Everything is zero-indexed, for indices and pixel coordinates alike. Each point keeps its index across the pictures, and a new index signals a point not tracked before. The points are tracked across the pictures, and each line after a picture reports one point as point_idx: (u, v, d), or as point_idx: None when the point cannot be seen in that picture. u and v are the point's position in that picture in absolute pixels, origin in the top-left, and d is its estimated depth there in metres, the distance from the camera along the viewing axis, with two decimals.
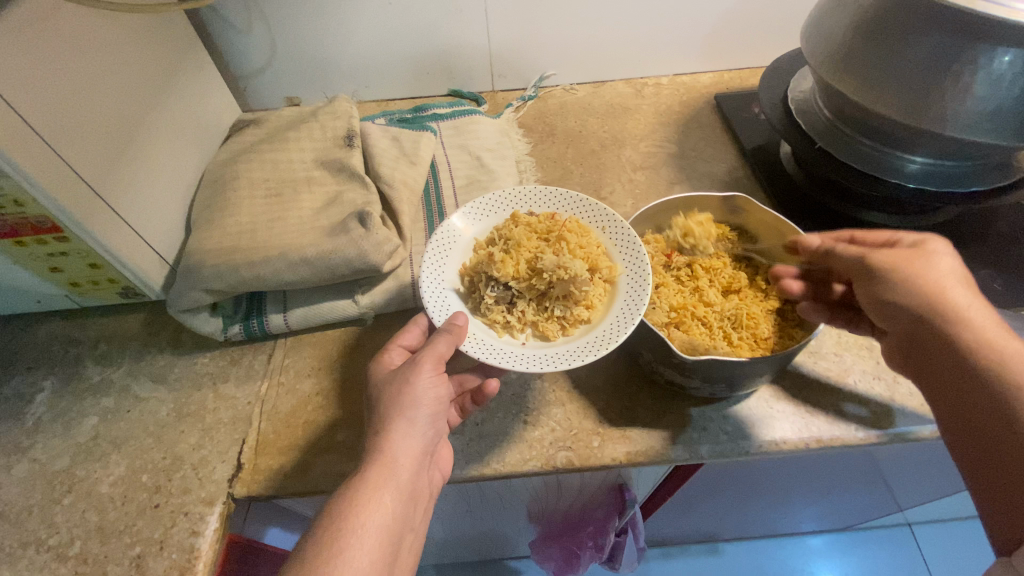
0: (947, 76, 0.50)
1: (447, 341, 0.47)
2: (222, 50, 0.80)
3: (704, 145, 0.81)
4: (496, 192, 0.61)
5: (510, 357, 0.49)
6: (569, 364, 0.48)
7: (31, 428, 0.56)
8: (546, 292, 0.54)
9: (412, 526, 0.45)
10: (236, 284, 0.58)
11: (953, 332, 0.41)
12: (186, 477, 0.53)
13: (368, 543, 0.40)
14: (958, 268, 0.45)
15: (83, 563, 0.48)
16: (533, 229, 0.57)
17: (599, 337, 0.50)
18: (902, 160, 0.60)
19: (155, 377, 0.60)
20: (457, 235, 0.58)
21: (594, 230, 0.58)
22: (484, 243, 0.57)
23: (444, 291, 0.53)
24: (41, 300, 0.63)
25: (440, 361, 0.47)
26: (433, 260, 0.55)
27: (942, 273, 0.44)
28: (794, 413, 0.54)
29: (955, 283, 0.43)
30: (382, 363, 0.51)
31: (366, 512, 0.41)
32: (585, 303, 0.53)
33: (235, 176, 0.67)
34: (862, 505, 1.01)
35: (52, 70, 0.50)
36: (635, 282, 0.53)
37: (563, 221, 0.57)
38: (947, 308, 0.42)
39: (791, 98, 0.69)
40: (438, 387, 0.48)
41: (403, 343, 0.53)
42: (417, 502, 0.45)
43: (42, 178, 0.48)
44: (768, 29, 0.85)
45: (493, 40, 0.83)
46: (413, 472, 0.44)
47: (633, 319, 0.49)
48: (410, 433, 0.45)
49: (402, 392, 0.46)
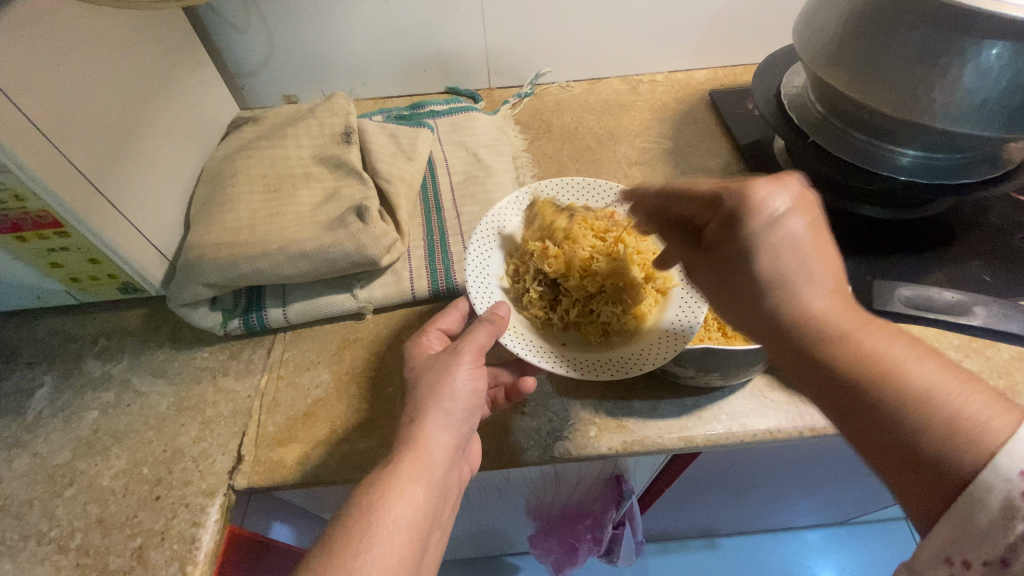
0: (934, 69, 0.50)
1: (488, 332, 0.48)
2: (220, 48, 0.80)
3: (698, 140, 0.82)
4: (553, 180, 0.62)
5: (547, 356, 0.50)
6: (606, 376, 0.48)
7: (31, 423, 0.57)
8: (594, 296, 0.56)
9: (440, 521, 0.45)
10: (234, 278, 0.58)
11: (807, 333, 0.37)
12: (186, 469, 0.53)
13: (398, 536, 0.41)
14: (786, 241, 0.37)
15: (85, 554, 0.49)
16: (590, 225, 0.60)
17: (646, 349, 0.50)
18: (894, 153, 0.61)
19: (155, 371, 0.60)
20: (507, 221, 0.59)
21: (651, 235, 0.59)
22: (536, 231, 0.59)
23: (488, 276, 0.55)
24: (41, 296, 0.63)
25: (481, 352, 0.49)
26: (479, 243, 0.57)
27: (773, 261, 0.37)
28: (788, 402, 0.55)
29: (790, 264, 0.37)
30: (421, 345, 0.52)
31: (399, 504, 0.42)
32: (634, 313, 0.54)
33: (233, 172, 0.67)
34: (858, 498, 1.02)
35: (53, 66, 0.50)
36: (690, 294, 0.53)
37: (623, 224, 0.60)
38: (793, 301, 0.37)
39: (784, 93, 0.70)
40: (476, 380, 0.48)
41: (440, 326, 0.54)
42: (446, 496, 0.45)
43: (42, 173, 0.49)
44: (762, 26, 0.86)
45: (489, 37, 0.83)
46: (446, 466, 0.45)
47: (682, 338, 0.49)
48: (445, 426, 0.46)
49: (441, 382, 0.47)
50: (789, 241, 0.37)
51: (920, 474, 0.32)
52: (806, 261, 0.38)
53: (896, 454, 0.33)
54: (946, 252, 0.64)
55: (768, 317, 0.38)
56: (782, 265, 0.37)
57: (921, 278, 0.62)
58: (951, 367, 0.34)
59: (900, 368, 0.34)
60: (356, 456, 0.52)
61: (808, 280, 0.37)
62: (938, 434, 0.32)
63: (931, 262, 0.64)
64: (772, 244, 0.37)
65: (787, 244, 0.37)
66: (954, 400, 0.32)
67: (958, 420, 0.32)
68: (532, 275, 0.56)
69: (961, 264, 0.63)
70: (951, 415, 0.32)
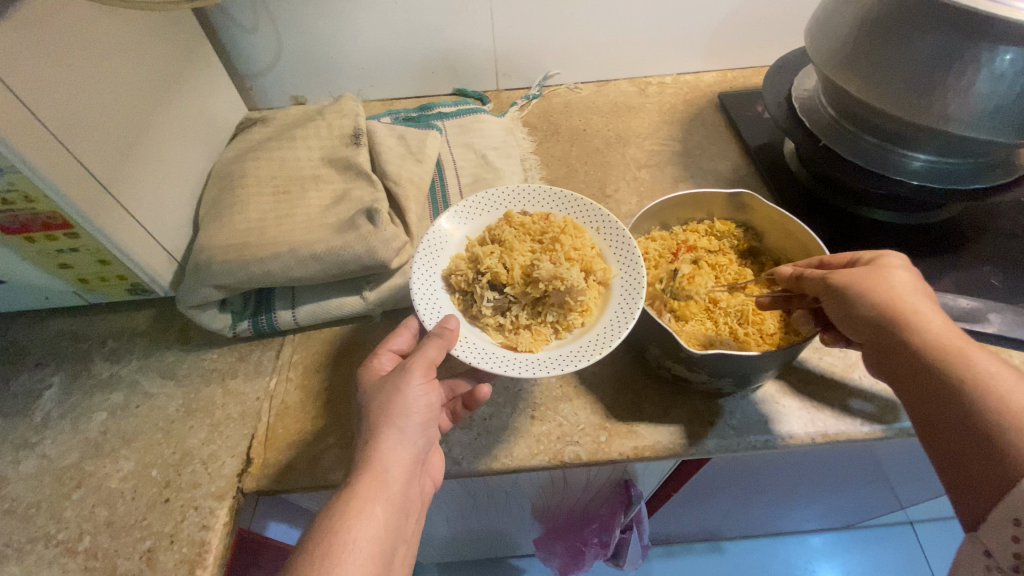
0: (948, 75, 0.50)
1: (438, 346, 0.47)
2: (229, 49, 0.80)
3: (708, 143, 0.81)
4: (489, 191, 0.61)
5: (502, 361, 0.48)
6: (560, 370, 0.47)
7: (40, 424, 0.56)
8: (541, 298, 0.55)
9: (405, 536, 0.45)
10: (244, 280, 0.58)
11: (910, 346, 0.41)
12: (195, 472, 0.53)
13: (358, 557, 0.40)
14: (913, 277, 0.44)
15: (93, 557, 0.49)
16: (527, 230, 0.58)
17: (596, 338, 0.50)
18: (905, 157, 0.60)
19: (164, 373, 0.60)
20: (447, 237, 0.58)
21: (589, 230, 0.58)
22: (476, 241, 0.58)
23: (436, 291, 0.54)
24: (49, 297, 0.63)
25: (432, 366, 0.48)
26: (425, 260, 0.55)
27: (897, 285, 0.43)
28: (800, 408, 0.55)
29: (919, 295, 0.43)
30: (372, 367, 0.51)
31: (358, 524, 0.41)
32: (580, 310, 0.53)
33: (243, 173, 0.67)
34: (865, 504, 1.01)
35: (63, 66, 0.50)
36: (629, 282, 0.53)
37: (558, 223, 0.58)
38: (903, 324, 0.41)
39: (795, 97, 0.70)
40: (430, 395, 0.48)
41: (393, 347, 0.52)
42: (409, 511, 0.45)
43: (52, 175, 0.49)
44: (772, 29, 0.86)
45: (499, 39, 0.83)
46: (405, 482, 0.45)
47: (629, 320, 0.49)
48: (400, 442, 0.45)
49: (392, 400, 0.46)
50: (909, 277, 0.44)
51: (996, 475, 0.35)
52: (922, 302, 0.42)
53: (969, 456, 0.36)
54: (958, 257, 0.64)
55: (876, 331, 0.42)
56: (905, 293, 0.42)
57: (933, 283, 0.62)
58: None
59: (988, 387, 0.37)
60: None
61: (919, 303, 0.42)
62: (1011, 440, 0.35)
63: (942, 267, 0.63)
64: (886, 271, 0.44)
65: (902, 277, 0.44)
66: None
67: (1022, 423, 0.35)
68: (476, 289, 0.54)
69: (974, 269, 0.63)
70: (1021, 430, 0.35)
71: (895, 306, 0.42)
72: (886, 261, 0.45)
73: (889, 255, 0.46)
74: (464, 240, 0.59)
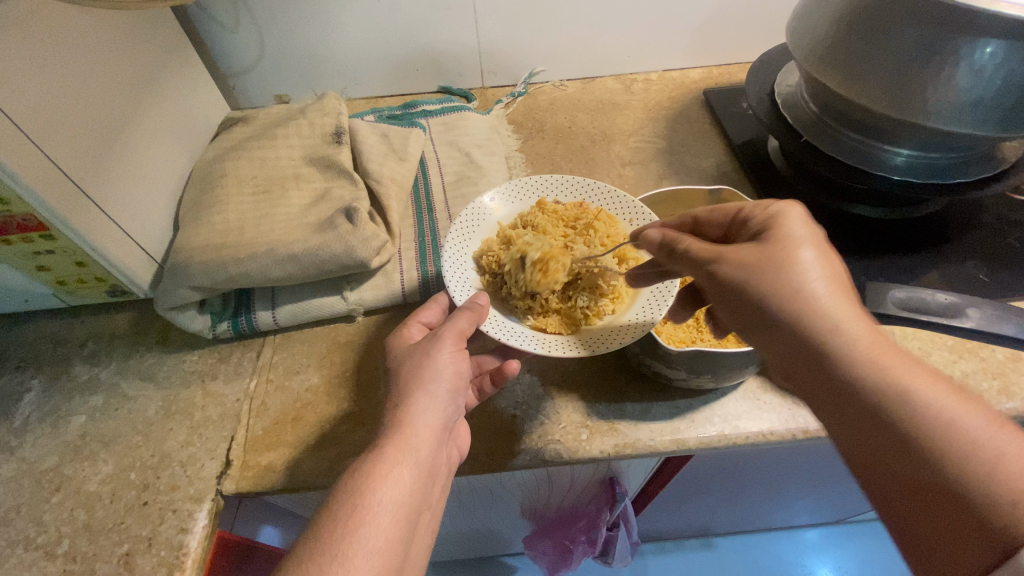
0: (928, 69, 0.50)
1: (469, 319, 0.48)
2: (210, 48, 0.79)
3: (693, 140, 0.81)
4: (522, 181, 0.63)
5: (531, 338, 0.50)
6: (589, 349, 0.49)
7: (19, 427, 0.56)
8: (571, 283, 0.56)
9: (430, 503, 0.44)
10: (222, 281, 0.57)
11: (839, 355, 0.35)
12: (174, 475, 0.52)
13: (383, 517, 0.40)
14: (822, 256, 0.39)
15: (71, 561, 0.48)
16: (560, 216, 0.60)
17: (627, 322, 0.52)
18: (888, 153, 0.60)
19: (144, 375, 0.59)
20: (481, 220, 0.60)
21: (622, 221, 0.59)
22: (508, 226, 0.59)
23: (467, 270, 0.55)
24: (29, 299, 0.63)
25: (462, 337, 0.49)
26: (456, 241, 0.57)
27: (808, 272, 0.37)
28: (781, 405, 0.54)
29: (826, 272, 0.38)
30: (402, 337, 0.51)
31: (385, 485, 0.41)
32: (612, 295, 0.55)
33: (223, 173, 0.67)
34: (854, 499, 1.02)
35: (37, 66, 0.49)
36: None
37: (592, 212, 0.59)
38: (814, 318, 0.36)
39: (778, 92, 0.70)
40: (458, 363, 0.48)
41: (422, 319, 0.52)
42: (435, 478, 0.44)
43: (27, 177, 0.48)
44: (756, 25, 0.86)
45: (482, 36, 0.83)
46: (432, 447, 0.44)
47: (661, 308, 0.51)
48: (430, 407, 0.45)
49: (422, 365, 0.47)
50: (812, 248, 0.39)
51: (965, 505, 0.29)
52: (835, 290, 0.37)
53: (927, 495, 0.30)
54: (941, 252, 0.64)
55: (792, 330, 0.37)
56: (810, 276, 0.38)
57: (916, 279, 0.62)
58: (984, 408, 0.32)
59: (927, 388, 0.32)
60: (347, 459, 0.52)
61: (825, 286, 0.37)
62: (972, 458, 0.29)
63: (926, 261, 0.63)
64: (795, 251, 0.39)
65: (804, 249, 0.39)
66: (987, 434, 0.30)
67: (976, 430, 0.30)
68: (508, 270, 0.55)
69: (957, 264, 0.63)
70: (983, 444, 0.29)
71: (805, 302, 0.37)
72: (789, 232, 0.40)
73: (790, 221, 0.41)
74: (496, 225, 0.60)
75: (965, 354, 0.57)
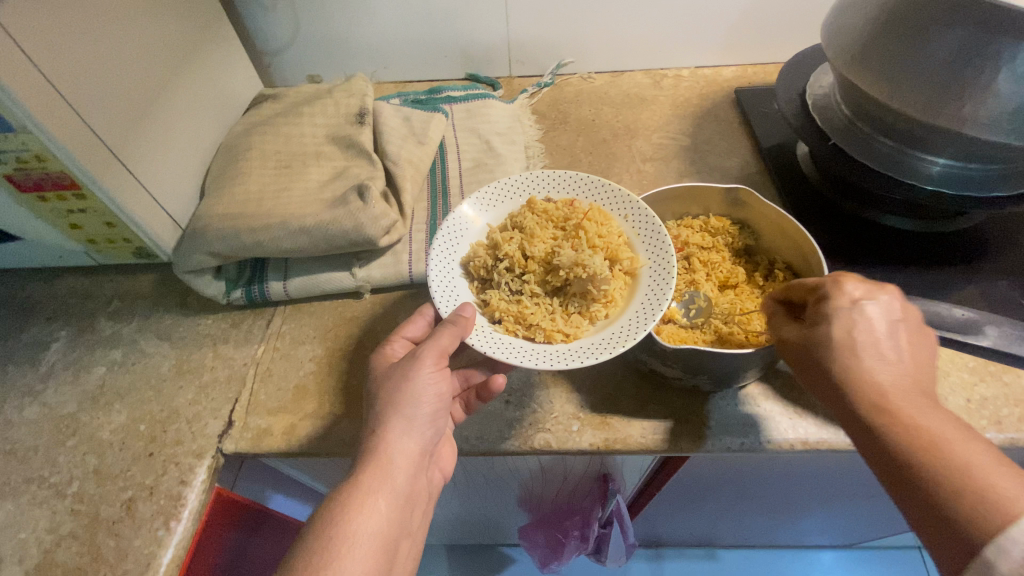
0: (967, 72, 0.47)
1: (451, 333, 0.46)
2: (248, 25, 0.82)
3: (718, 139, 0.79)
4: (511, 177, 0.59)
5: (518, 351, 0.47)
6: (579, 362, 0.45)
7: (44, 373, 0.60)
8: (564, 288, 0.53)
9: (409, 529, 0.46)
10: (236, 248, 0.60)
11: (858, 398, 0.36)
12: (179, 430, 0.55)
13: (359, 552, 0.41)
14: (869, 313, 0.38)
15: (79, 502, 0.51)
16: (549, 216, 0.56)
17: (620, 332, 0.47)
18: (923, 162, 0.57)
19: (161, 334, 0.62)
20: (467, 225, 0.56)
21: (615, 217, 0.56)
22: (498, 229, 0.56)
23: (453, 279, 0.53)
24: (62, 255, 0.67)
25: (443, 354, 0.47)
26: (443, 244, 0.54)
27: (851, 332, 0.38)
28: (782, 414, 0.53)
29: (879, 343, 0.37)
30: (385, 354, 0.51)
31: (360, 518, 0.42)
32: (604, 301, 0.51)
33: (248, 147, 0.69)
34: (867, 523, 0.98)
35: (79, 32, 0.52)
36: (658, 274, 0.50)
37: (583, 210, 0.56)
38: (860, 374, 0.37)
39: (810, 94, 0.67)
40: (440, 384, 0.48)
41: (406, 334, 0.52)
42: (413, 505, 0.45)
43: (62, 137, 0.51)
44: (796, 23, 0.82)
45: (511, 24, 0.82)
46: (410, 476, 0.45)
47: (655, 313, 0.47)
48: (408, 433, 0.46)
49: (402, 388, 0.46)
50: (870, 318, 0.38)
51: (950, 538, 0.31)
52: (875, 341, 0.37)
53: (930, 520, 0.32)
54: (973, 269, 0.61)
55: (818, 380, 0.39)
56: (865, 350, 0.37)
57: (942, 295, 0.59)
58: (1008, 465, 0.32)
59: (952, 446, 0.33)
60: (341, 429, 0.53)
61: (879, 356, 0.37)
62: (961, 491, 0.31)
63: (955, 278, 0.60)
64: (852, 315, 0.38)
65: (864, 324, 0.38)
66: (991, 480, 0.31)
67: (968, 479, 0.31)
68: (494, 280, 0.53)
69: (989, 282, 0.60)
70: (984, 494, 0.30)
71: (840, 358, 0.38)
72: (849, 294, 0.39)
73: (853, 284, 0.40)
74: (485, 228, 0.57)
75: (987, 376, 0.54)
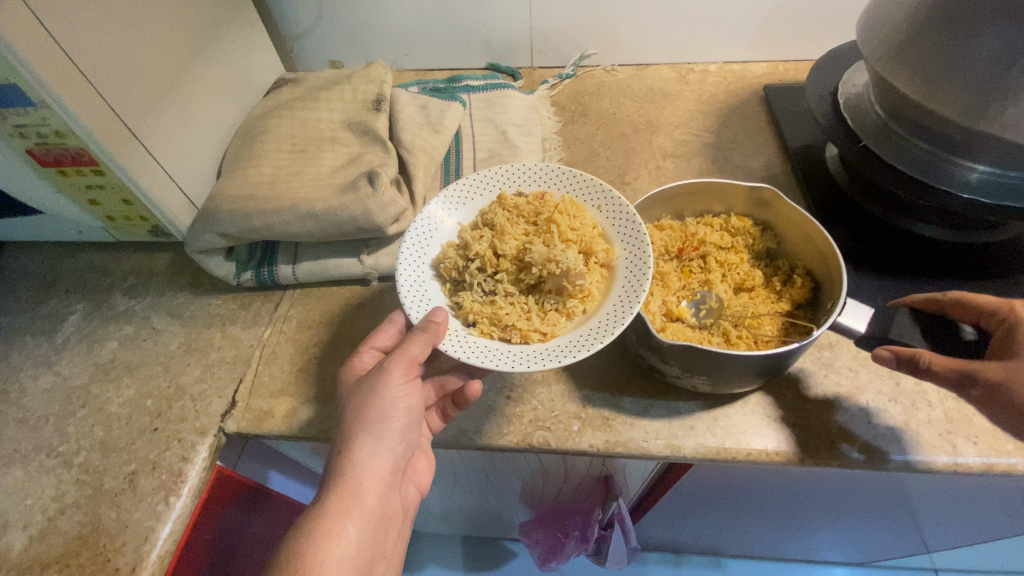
0: (1012, 73, 0.44)
1: (422, 341, 0.45)
2: (271, 9, 0.82)
3: (743, 137, 0.76)
4: (479, 172, 0.57)
5: (495, 354, 0.45)
6: (558, 362, 0.44)
7: (60, 345, 0.61)
8: (538, 285, 0.52)
9: (384, 546, 0.46)
10: (246, 230, 0.60)
11: None
12: (184, 407, 0.56)
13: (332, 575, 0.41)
14: None
15: (85, 472, 0.52)
16: (521, 211, 0.54)
17: (597, 327, 0.46)
18: (961, 168, 0.53)
19: (172, 312, 0.63)
20: (438, 224, 0.54)
21: (589, 208, 0.54)
22: (469, 227, 0.54)
23: (425, 281, 0.51)
24: (82, 231, 0.68)
25: (413, 364, 0.46)
26: (413, 244, 0.52)
27: None
28: (793, 425, 0.51)
29: None
30: (354, 365, 0.51)
31: (331, 540, 0.42)
32: (580, 296, 0.50)
33: (264, 130, 0.69)
34: (881, 541, 0.94)
35: (101, 10, 0.53)
36: (634, 264, 0.49)
37: (554, 203, 0.54)
38: None
39: (842, 92, 0.64)
40: (409, 396, 0.47)
41: (376, 344, 0.52)
42: (384, 523, 0.46)
43: (80, 113, 0.52)
44: (832, 19, 0.79)
45: (534, 13, 0.81)
46: (379, 494, 0.45)
47: (632, 307, 0.45)
48: (377, 451, 0.46)
49: (369, 403, 0.46)
50: None
51: None
52: None
53: None
54: (1009, 283, 0.57)
55: None
56: None
57: None
58: None
59: None
60: None
61: None
62: None
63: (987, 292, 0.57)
64: None
65: None
66: None
67: None
68: (465, 281, 0.51)
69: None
70: None
71: None
72: None
73: None
74: (455, 227, 0.55)
75: None
